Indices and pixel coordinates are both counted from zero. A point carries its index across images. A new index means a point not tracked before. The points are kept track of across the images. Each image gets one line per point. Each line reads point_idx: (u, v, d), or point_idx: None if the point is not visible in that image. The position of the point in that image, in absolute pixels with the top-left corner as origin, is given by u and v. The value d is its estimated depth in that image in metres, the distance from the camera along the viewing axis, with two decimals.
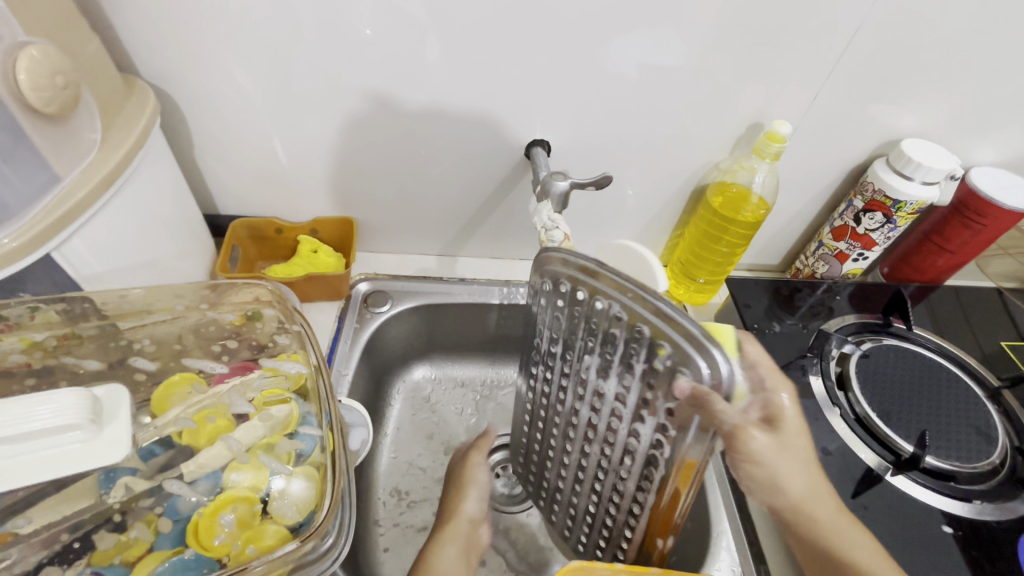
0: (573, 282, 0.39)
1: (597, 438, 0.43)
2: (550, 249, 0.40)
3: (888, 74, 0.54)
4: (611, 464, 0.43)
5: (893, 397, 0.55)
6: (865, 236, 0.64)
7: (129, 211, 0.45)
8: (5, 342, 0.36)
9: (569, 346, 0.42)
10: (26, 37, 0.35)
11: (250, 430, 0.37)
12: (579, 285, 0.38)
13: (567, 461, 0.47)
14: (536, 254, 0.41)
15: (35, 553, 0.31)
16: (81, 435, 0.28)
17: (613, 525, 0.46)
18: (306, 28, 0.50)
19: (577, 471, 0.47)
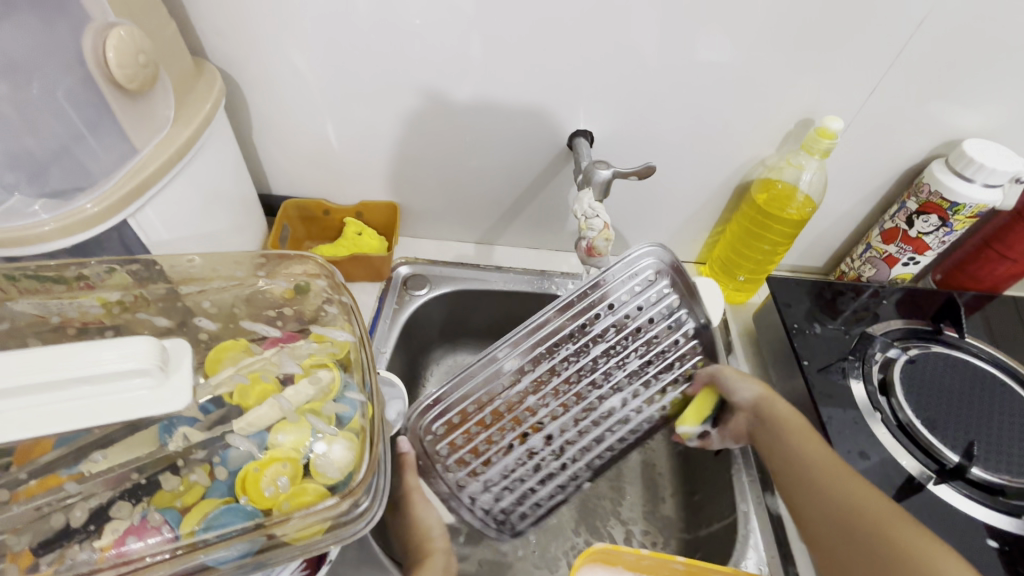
0: (662, 293, 0.60)
1: (597, 413, 0.59)
2: (658, 256, 0.59)
3: (952, 71, 0.52)
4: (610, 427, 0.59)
5: (941, 406, 0.53)
6: (918, 240, 0.61)
7: (194, 184, 0.48)
8: (83, 299, 0.40)
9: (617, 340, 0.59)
10: (115, 19, 0.38)
11: (298, 391, 0.39)
12: (668, 295, 0.60)
13: (544, 433, 0.57)
14: (649, 254, 0.59)
15: (107, 488, 0.34)
16: (150, 380, 0.31)
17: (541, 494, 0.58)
18: (362, 17, 0.52)
19: (547, 442, 0.57)
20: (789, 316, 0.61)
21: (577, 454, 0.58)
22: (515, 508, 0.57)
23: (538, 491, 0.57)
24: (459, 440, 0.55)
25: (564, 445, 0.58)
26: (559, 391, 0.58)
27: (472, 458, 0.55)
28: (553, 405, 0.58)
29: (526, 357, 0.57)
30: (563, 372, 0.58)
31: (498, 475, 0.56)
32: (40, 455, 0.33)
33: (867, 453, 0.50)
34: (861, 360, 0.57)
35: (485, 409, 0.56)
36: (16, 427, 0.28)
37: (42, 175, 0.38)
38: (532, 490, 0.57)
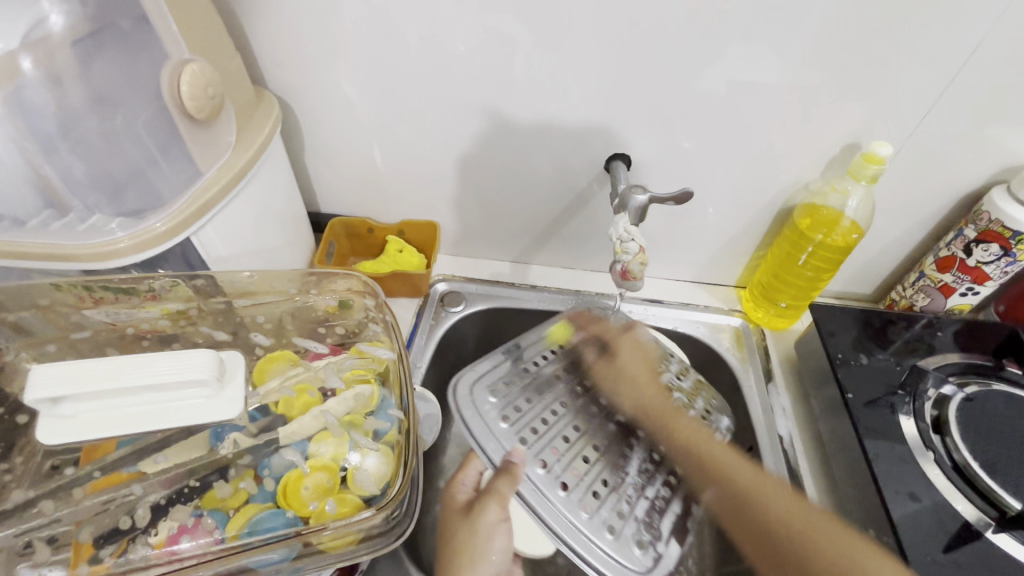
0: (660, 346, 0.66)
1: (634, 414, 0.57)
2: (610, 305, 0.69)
3: (1014, 92, 0.49)
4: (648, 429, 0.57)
5: (1003, 448, 0.50)
6: (977, 269, 0.58)
7: (251, 204, 0.52)
8: (149, 310, 0.43)
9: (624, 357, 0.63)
10: (189, 55, 0.42)
11: (338, 404, 0.41)
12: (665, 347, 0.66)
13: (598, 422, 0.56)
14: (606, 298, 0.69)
15: (161, 489, 0.37)
16: (206, 390, 0.33)
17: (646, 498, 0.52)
18: (411, 47, 0.54)
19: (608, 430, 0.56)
20: (834, 345, 0.59)
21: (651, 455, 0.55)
22: (633, 526, 0.50)
23: (635, 501, 0.51)
24: (535, 442, 0.53)
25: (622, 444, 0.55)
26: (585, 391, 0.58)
27: (556, 462, 0.52)
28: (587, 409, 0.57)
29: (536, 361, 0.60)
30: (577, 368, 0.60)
31: (587, 482, 0.51)
32: (105, 453, 0.36)
33: (918, 495, 0.48)
34: (912, 396, 0.54)
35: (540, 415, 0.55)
36: (86, 428, 0.31)
37: (119, 196, 0.42)
38: (628, 503, 0.51)
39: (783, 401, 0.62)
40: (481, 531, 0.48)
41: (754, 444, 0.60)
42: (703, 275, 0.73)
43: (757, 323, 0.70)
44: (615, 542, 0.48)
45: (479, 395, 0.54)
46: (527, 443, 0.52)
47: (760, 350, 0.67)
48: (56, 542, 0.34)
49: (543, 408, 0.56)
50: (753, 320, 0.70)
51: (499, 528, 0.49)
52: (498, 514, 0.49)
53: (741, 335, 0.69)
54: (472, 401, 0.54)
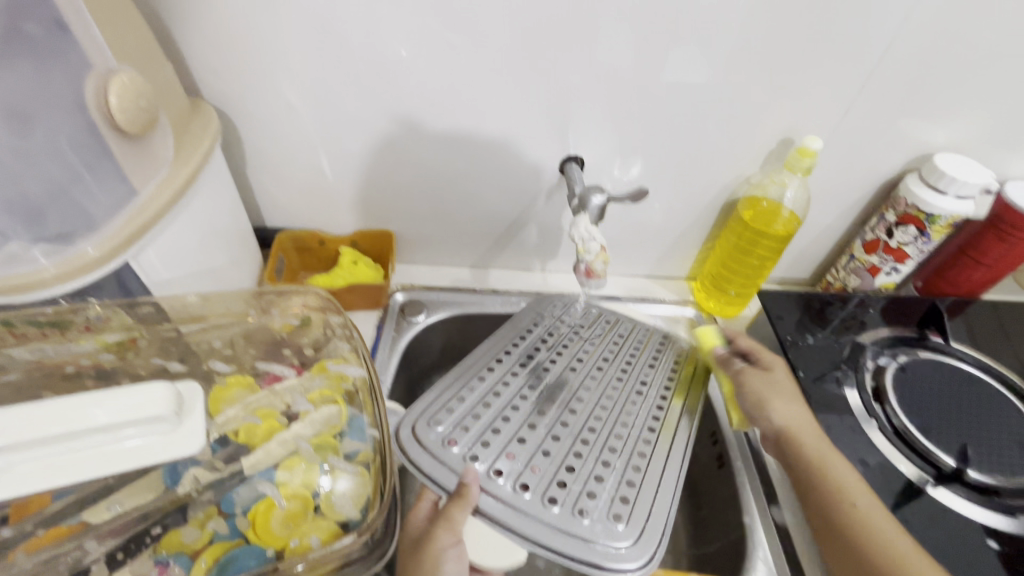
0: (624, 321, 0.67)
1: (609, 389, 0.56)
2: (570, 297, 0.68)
3: (918, 89, 0.55)
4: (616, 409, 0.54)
5: (932, 410, 0.55)
6: (898, 250, 0.64)
7: (192, 223, 0.48)
8: (82, 343, 0.39)
9: (580, 339, 0.62)
10: (117, 64, 0.39)
11: (305, 427, 0.39)
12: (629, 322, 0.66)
13: (567, 405, 0.53)
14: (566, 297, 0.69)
15: (115, 537, 0.33)
16: (164, 426, 0.30)
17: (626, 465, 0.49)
18: (356, 54, 0.53)
19: (574, 410, 0.53)
20: (782, 327, 0.63)
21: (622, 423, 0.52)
22: (607, 504, 0.45)
23: (607, 476, 0.47)
24: (488, 453, 0.47)
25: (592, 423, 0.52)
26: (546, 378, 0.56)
27: (512, 467, 0.47)
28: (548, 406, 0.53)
29: (492, 364, 0.57)
30: (534, 361, 0.58)
31: (550, 475, 0.47)
32: (41, 507, 0.32)
33: (867, 460, 0.51)
34: (853, 369, 0.59)
35: (499, 411, 0.51)
36: (23, 481, 0.27)
37: (38, 220, 0.38)
38: (599, 481, 0.47)
39: None
40: (430, 559, 0.43)
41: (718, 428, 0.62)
42: (657, 269, 0.76)
43: (709, 312, 0.73)
44: (592, 524, 0.44)
45: (423, 427, 0.49)
46: (480, 457, 0.47)
47: None
48: None
49: (501, 410, 0.52)
50: (706, 310, 0.73)
51: (452, 551, 0.43)
52: (451, 538, 0.43)
53: (696, 324, 0.72)
54: (414, 430, 0.48)
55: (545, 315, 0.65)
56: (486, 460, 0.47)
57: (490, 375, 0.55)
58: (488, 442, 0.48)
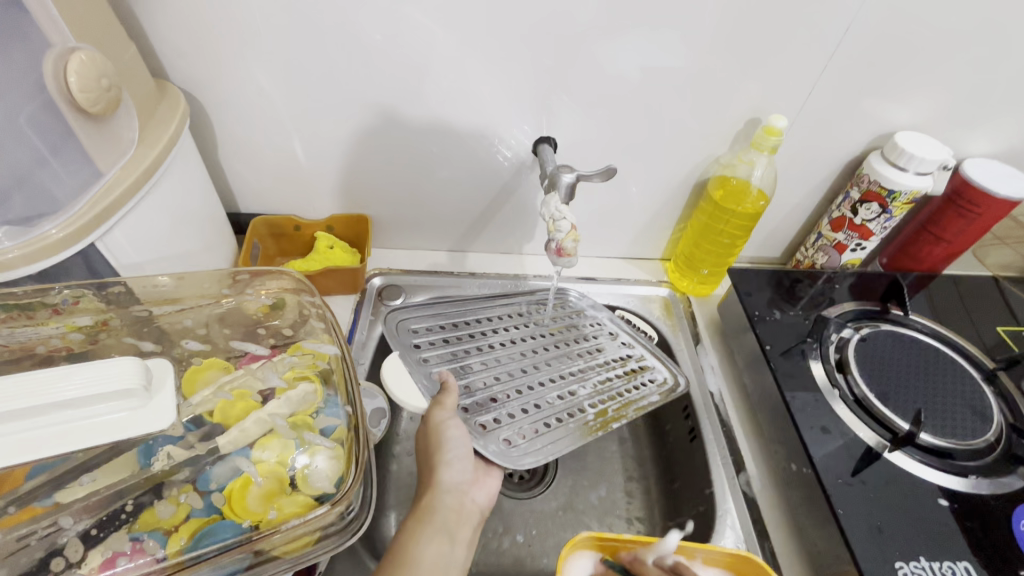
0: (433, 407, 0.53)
1: (518, 396, 0.57)
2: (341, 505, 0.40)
3: (878, 69, 0.56)
4: (626, 329, 0.67)
5: (891, 379, 0.57)
6: (863, 227, 0.66)
7: (160, 206, 0.48)
8: (50, 327, 0.39)
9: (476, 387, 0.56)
10: (76, 43, 0.39)
11: (281, 405, 0.40)
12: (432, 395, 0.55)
13: (530, 394, 0.57)
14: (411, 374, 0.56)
15: (88, 514, 0.34)
16: (133, 401, 0.31)
17: (557, 398, 0.58)
18: (325, 36, 0.53)
19: (530, 390, 0.58)
20: (751, 304, 0.64)
21: (528, 388, 0.58)
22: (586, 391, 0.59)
23: (572, 393, 0.59)
24: (569, 391, 0.59)
25: (537, 388, 0.58)
26: (493, 389, 0.57)
27: (588, 384, 0.60)
28: (523, 364, 0.60)
29: (438, 327, 0.62)
30: (492, 373, 0.58)
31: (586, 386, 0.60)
32: (14, 487, 0.32)
33: (828, 427, 0.53)
34: (819, 341, 0.61)
35: (490, 396, 0.56)
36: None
37: (4, 202, 0.37)
38: (572, 390, 0.59)
39: (711, 360, 0.66)
40: (434, 431, 0.50)
41: (688, 402, 0.63)
42: (632, 251, 0.77)
43: (683, 292, 0.74)
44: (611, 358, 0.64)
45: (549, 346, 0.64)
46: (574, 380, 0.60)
47: (688, 316, 0.71)
48: None
49: (531, 373, 0.60)
50: (679, 289, 0.74)
51: (451, 425, 0.50)
52: (446, 413, 0.51)
53: (669, 304, 0.73)
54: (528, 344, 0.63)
55: (399, 331, 0.61)
56: (493, 438, 0.52)
57: (437, 342, 0.60)
58: (485, 406, 0.55)
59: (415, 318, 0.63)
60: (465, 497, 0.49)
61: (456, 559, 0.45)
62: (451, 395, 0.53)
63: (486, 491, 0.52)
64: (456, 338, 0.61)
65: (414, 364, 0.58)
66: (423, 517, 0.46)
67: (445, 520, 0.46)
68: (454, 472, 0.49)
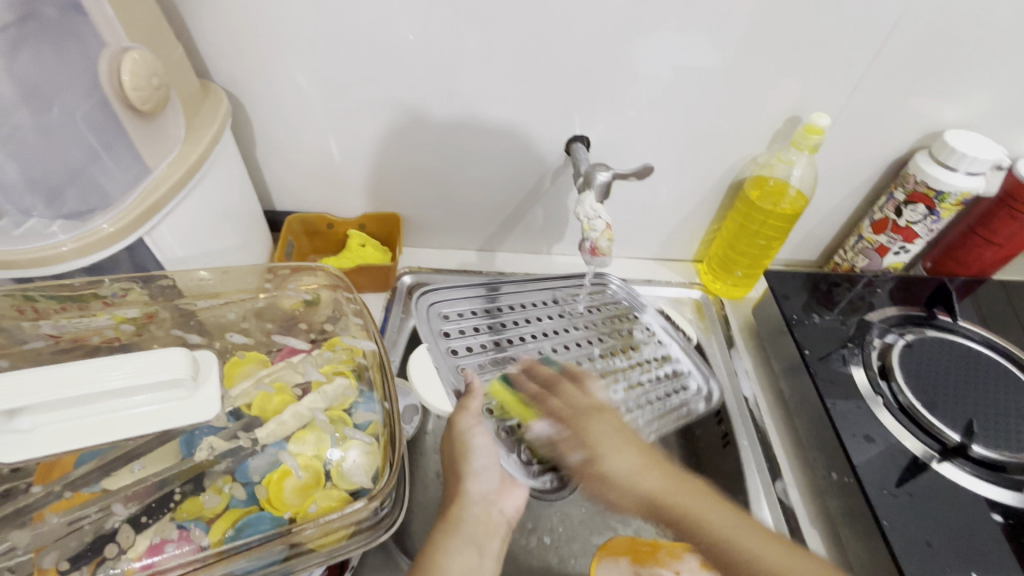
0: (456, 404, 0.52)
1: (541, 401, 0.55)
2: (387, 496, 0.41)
3: (928, 66, 0.54)
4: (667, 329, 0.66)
5: (938, 387, 0.55)
6: (907, 229, 0.63)
7: (204, 203, 0.49)
8: (101, 318, 0.41)
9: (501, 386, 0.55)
10: (129, 43, 0.40)
11: (318, 399, 0.40)
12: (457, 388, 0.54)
13: None
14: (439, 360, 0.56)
15: (135, 501, 0.35)
16: (181, 391, 0.32)
17: None
18: (363, 36, 0.53)
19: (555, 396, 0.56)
20: (788, 307, 0.62)
21: None
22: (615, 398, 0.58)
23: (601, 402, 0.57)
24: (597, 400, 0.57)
25: None
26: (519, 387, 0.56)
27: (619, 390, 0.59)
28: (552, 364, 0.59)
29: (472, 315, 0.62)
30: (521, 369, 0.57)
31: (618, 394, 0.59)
32: (64, 472, 0.34)
33: (871, 436, 0.52)
34: (860, 346, 0.59)
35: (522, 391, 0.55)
36: (55, 440, 0.29)
37: (58, 198, 0.40)
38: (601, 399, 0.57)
39: (746, 364, 0.65)
40: (458, 439, 0.50)
41: (722, 407, 0.62)
42: (663, 252, 0.76)
43: (715, 294, 0.73)
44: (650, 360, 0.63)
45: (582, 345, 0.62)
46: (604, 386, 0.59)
47: (721, 319, 0.70)
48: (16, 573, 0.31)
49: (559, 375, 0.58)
50: (712, 292, 0.73)
51: (473, 434, 0.50)
52: (470, 422, 0.50)
53: (702, 306, 0.72)
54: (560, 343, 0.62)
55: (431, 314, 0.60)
56: None
57: (468, 332, 0.60)
58: (509, 409, 0.54)
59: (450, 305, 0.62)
60: (493, 506, 0.49)
61: (486, 571, 0.45)
62: (477, 399, 0.51)
63: (515, 502, 0.51)
64: (493, 326, 0.61)
65: (443, 351, 0.57)
66: (453, 526, 0.46)
67: (474, 530, 0.46)
68: (480, 483, 0.50)
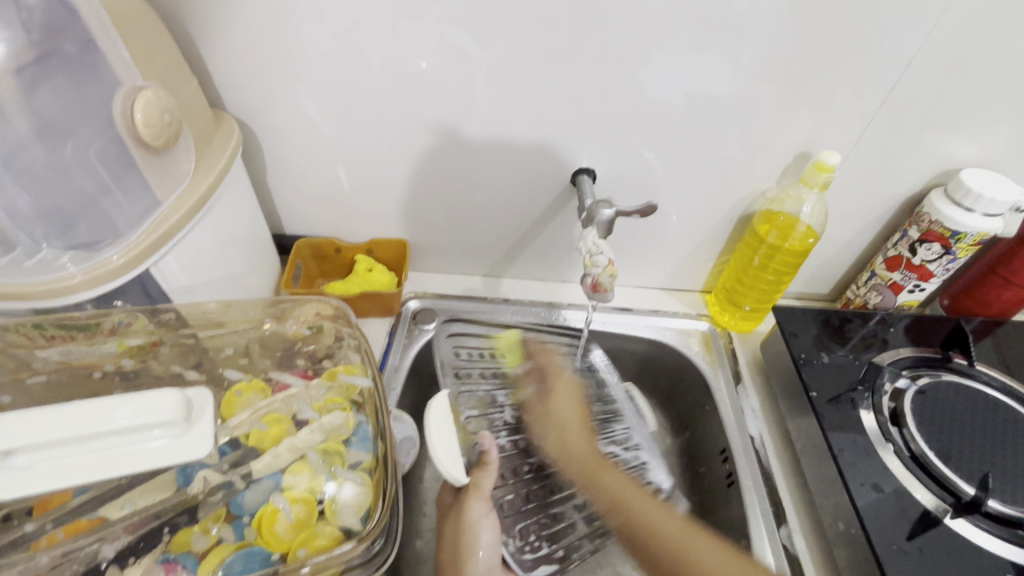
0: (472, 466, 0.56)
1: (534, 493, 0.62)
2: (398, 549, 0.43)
3: (941, 103, 0.53)
4: (631, 409, 0.71)
5: (953, 435, 0.53)
6: (922, 267, 0.62)
7: (212, 232, 0.50)
8: (107, 346, 0.42)
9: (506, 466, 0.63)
10: (144, 82, 0.41)
11: (313, 433, 0.40)
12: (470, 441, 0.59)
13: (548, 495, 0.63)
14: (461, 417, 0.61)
15: (127, 533, 0.35)
16: (174, 430, 0.32)
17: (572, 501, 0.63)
18: (374, 68, 0.55)
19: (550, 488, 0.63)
20: (797, 345, 0.61)
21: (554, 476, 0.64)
22: None
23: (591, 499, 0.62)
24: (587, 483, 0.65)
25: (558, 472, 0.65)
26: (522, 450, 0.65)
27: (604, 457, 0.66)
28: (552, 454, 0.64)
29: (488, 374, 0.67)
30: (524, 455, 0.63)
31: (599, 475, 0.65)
32: (64, 502, 0.34)
33: (881, 485, 0.50)
34: (870, 389, 0.57)
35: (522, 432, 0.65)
36: (44, 479, 0.30)
37: (70, 228, 0.40)
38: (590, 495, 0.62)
39: (753, 402, 0.63)
40: (467, 530, 0.51)
41: (727, 445, 0.61)
42: (670, 282, 0.75)
43: (723, 327, 0.72)
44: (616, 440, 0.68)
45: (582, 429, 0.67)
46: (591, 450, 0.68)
47: (728, 352, 0.68)
48: None
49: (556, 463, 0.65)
50: (720, 324, 0.72)
51: (482, 525, 0.51)
52: (481, 510, 0.52)
53: (709, 339, 0.71)
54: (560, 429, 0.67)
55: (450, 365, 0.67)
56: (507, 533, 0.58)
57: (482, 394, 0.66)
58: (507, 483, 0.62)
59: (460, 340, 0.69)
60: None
61: None
62: (488, 477, 0.53)
63: None
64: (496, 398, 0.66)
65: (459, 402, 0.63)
66: None
67: None
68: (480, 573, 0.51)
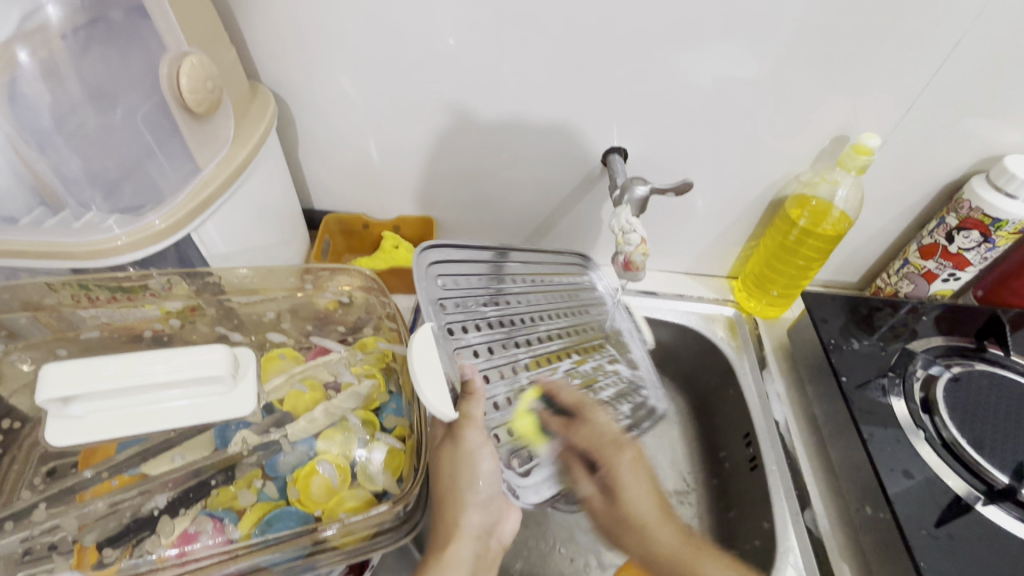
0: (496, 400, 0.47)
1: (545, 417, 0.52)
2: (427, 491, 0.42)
3: (987, 87, 0.52)
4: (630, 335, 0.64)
5: (986, 424, 0.52)
6: (958, 256, 0.61)
7: (248, 202, 0.51)
8: (149, 309, 0.43)
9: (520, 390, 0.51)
10: (188, 48, 0.41)
11: (348, 398, 0.41)
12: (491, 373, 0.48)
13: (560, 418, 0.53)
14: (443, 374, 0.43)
15: (170, 488, 0.36)
16: (221, 386, 0.33)
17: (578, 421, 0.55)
18: (407, 43, 0.54)
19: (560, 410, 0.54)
20: (825, 331, 0.60)
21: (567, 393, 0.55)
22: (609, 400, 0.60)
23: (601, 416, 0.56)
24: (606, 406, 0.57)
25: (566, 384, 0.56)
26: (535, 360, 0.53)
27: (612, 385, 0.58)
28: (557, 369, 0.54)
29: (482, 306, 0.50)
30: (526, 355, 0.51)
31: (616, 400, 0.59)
32: (108, 457, 0.35)
33: (911, 472, 0.49)
34: (901, 376, 0.57)
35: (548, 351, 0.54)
36: (98, 428, 0.31)
37: (114, 191, 0.41)
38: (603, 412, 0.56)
39: (778, 387, 0.63)
40: (465, 463, 0.42)
41: (750, 429, 0.61)
42: (695, 267, 0.75)
43: (749, 312, 0.71)
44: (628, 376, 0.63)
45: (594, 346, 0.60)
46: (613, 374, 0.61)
47: (754, 338, 0.68)
48: (58, 549, 0.33)
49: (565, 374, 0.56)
50: (746, 309, 0.71)
51: (482, 454, 0.43)
52: (480, 440, 0.42)
53: (734, 324, 0.70)
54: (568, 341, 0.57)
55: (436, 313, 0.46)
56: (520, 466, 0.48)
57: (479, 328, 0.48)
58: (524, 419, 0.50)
59: (442, 265, 0.49)
60: (490, 537, 0.44)
61: None
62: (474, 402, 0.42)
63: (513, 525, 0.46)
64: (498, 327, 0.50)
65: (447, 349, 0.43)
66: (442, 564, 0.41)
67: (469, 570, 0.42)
68: (480, 514, 0.44)
